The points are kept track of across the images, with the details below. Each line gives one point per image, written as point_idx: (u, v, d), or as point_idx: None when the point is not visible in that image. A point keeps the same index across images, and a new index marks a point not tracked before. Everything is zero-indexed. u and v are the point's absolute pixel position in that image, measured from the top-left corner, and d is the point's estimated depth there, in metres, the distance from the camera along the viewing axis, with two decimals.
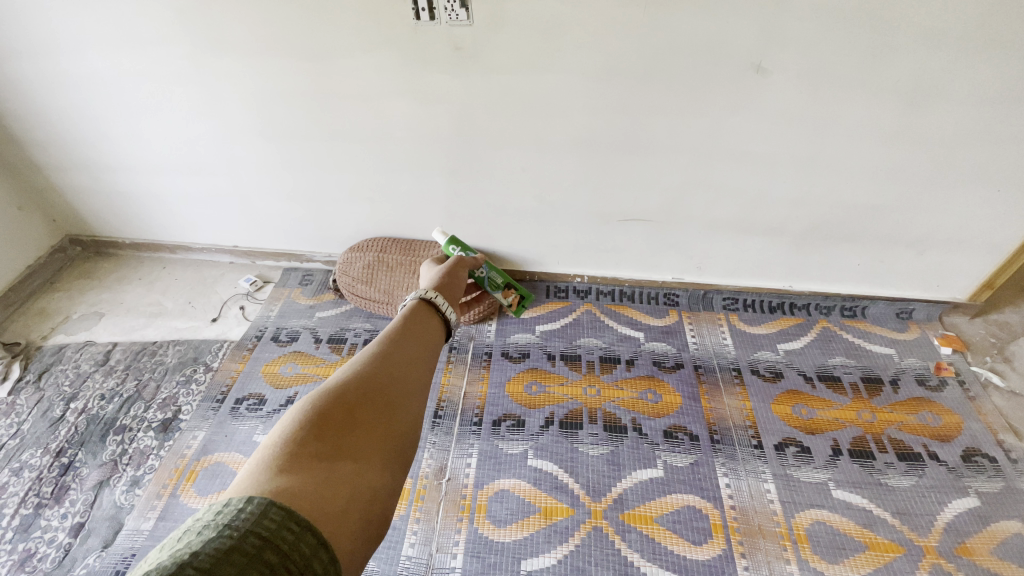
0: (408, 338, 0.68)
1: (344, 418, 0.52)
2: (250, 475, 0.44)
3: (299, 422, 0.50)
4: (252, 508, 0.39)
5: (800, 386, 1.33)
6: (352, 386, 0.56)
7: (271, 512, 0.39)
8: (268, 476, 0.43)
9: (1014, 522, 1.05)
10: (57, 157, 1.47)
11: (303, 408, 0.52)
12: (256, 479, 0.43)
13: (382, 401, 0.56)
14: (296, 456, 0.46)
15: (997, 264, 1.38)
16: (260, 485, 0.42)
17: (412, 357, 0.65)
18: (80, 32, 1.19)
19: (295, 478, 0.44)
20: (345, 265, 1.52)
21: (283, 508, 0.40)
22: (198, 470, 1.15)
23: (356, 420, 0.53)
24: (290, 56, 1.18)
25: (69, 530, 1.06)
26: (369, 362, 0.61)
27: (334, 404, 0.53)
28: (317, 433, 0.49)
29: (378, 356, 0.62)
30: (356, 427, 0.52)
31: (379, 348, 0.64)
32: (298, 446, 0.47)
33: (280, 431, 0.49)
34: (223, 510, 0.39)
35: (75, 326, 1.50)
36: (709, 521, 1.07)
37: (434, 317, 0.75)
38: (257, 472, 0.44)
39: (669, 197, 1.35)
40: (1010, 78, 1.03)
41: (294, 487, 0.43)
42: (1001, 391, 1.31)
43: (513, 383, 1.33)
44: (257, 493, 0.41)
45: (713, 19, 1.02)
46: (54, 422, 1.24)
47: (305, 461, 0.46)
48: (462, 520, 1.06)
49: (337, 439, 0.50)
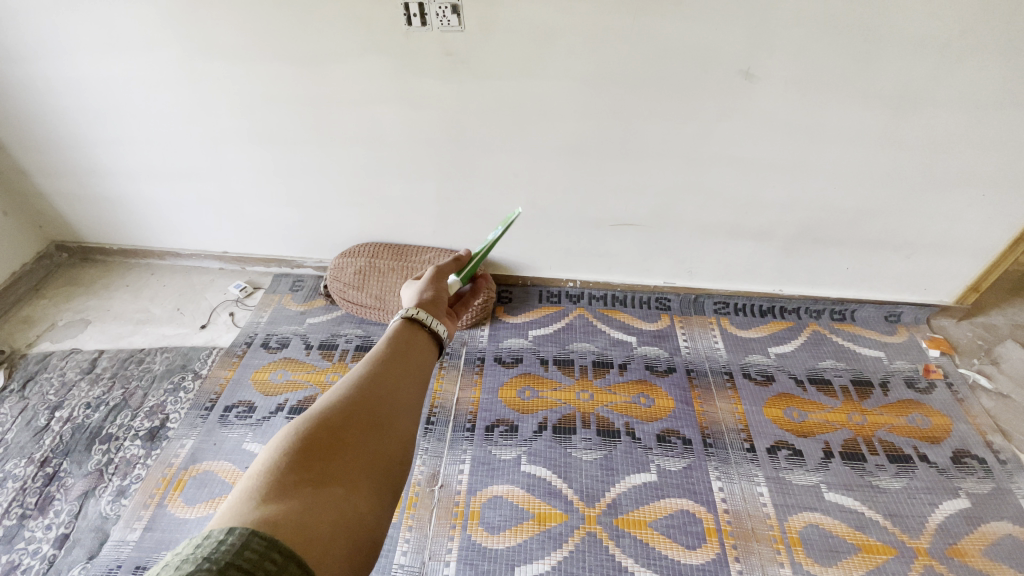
0: (395, 357, 0.66)
1: (330, 441, 0.51)
2: (233, 506, 0.43)
3: (284, 448, 0.49)
4: (232, 540, 0.38)
5: (791, 390, 1.34)
6: (338, 409, 0.55)
7: (253, 543, 0.38)
8: (252, 506, 0.42)
9: (1004, 523, 1.06)
10: (44, 162, 1.46)
11: (287, 434, 0.51)
12: (239, 509, 0.42)
13: (368, 423, 0.55)
14: (281, 483, 0.46)
15: (983, 268, 1.39)
16: (243, 516, 0.41)
17: (400, 376, 0.64)
18: (67, 37, 1.18)
19: (279, 507, 0.43)
20: (336, 270, 1.51)
21: (265, 538, 0.39)
22: (186, 479, 1.13)
23: (343, 443, 0.52)
24: (281, 62, 1.18)
25: (53, 541, 1.03)
26: (357, 383, 0.60)
27: (319, 427, 0.52)
28: (302, 459, 0.49)
29: (365, 375, 0.61)
30: (342, 451, 0.51)
31: (366, 368, 0.63)
32: (283, 473, 0.47)
33: (264, 458, 0.49)
34: (202, 544, 0.38)
35: (61, 334, 1.48)
36: (703, 525, 1.07)
37: (421, 332, 0.74)
38: (240, 502, 0.43)
39: (661, 202, 1.36)
40: (991, 86, 1.05)
41: (278, 516, 0.42)
42: (988, 392, 1.32)
43: (506, 388, 1.33)
44: (239, 524, 0.40)
45: (701, 25, 1.03)
46: (38, 431, 1.22)
47: (289, 488, 0.45)
48: (455, 527, 1.05)
49: (323, 464, 0.49)
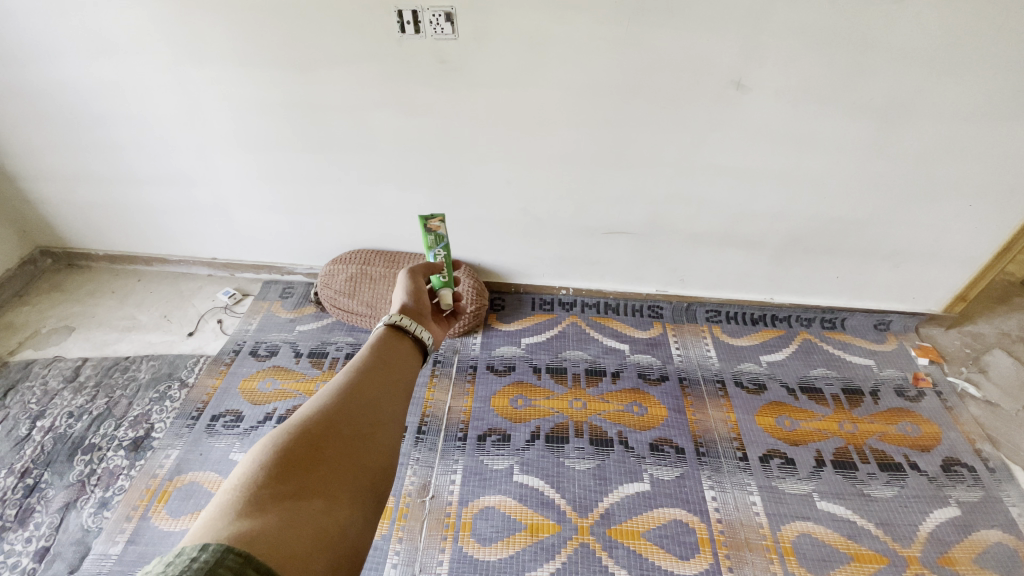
0: (378, 365, 0.65)
1: (310, 454, 0.50)
2: (206, 522, 0.41)
3: (262, 462, 0.48)
4: (205, 557, 0.36)
5: (783, 398, 1.34)
6: (318, 421, 0.54)
7: (228, 559, 0.37)
8: (226, 522, 0.41)
9: (994, 531, 1.07)
10: (29, 166, 1.43)
11: (265, 448, 0.50)
12: (213, 526, 0.41)
13: (350, 433, 0.54)
14: (258, 498, 0.44)
15: (970, 277, 1.41)
16: (217, 533, 0.40)
17: (384, 385, 0.63)
18: (56, 41, 1.17)
19: (256, 522, 0.42)
20: (327, 277, 1.49)
21: (240, 555, 0.38)
22: (170, 490, 1.11)
23: (322, 455, 0.51)
24: (273, 67, 1.17)
25: (34, 555, 1.00)
26: (338, 393, 0.58)
27: (299, 439, 0.51)
28: (281, 472, 0.47)
29: (347, 385, 0.60)
30: (323, 464, 0.50)
31: (348, 377, 0.61)
32: (259, 488, 0.45)
33: (241, 472, 0.47)
34: (173, 561, 0.36)
35: (43, 341, 1.44)
36: (697, 535, 1.06)
37: (404, 341, 0.73)
38: (216, 518, 0.42)
39: (653, 212, 1.37)
40: (977, 98, 1.06)
41: (254, 532, 0.41)
42: (977, 400, 1.33)
43: (499, 397, 1.32)
44: (213, 540, 0.39)
45: (692, 37, 1.04)
46: (18, 441, 1.19)
47: (267, 502, 0.44)
48: (446, 539, 1.04)
49: (302, 477, 0.48)
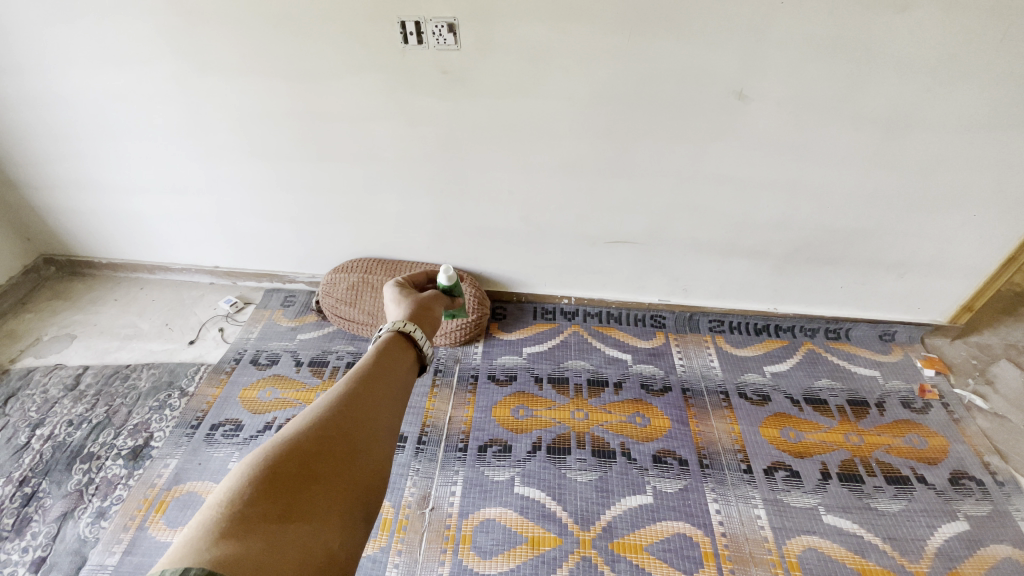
0: (378, 377, 0.65)
1: (300, 472, 0.49)
2: (188, 542, 0.40)
3: (250, 478, 0.47)
4: None
5: (788, 410, 1.32)
6: (311, 437, 0.53)
7: None
8: (208, 543, 0.40)
9: (1003, 546, 1.05)
10: (32, 174, 1.44)
11: (255, 462, 0.49)
12: (196, 547, 0.40)
13: (343, 451, 0.54)
14: (244, 517, 0.43)
15: (975, 288, 1.40)
16: (199, 555, 0.39)
17: (381, 399, 0.62)
18: (61, 52, 1.18)
19: (240, 545, 0.41)
20: (329, 286, 1.49)
21: None
22: (168, 500, 1.10)
23: (313, 474, 0.50)
24: (278, 78, 1.18)
25: (30, 564, 0.99)
26: (334, 406, 0.58)
27: (290, 456, 0.50)
28: (268, 490, 0.46)
29: (343, 397, 0.59)
30: (313, 482, 0.49)
31: (345, 390, 0.61)
32: (245, 506, 0.44)
33: (228, 487, 0.46)
34: None
35: (46, 349, 1.44)
36: (700, 549, 1.04)
37: (408, 351, 0.73)
38: (199, 537, 0.41)
39: (656, 221, 1.36)
40: (980, 109, 1.06)
41: (237, 557, 0.40)
42: (984, 412, 1.31)
43: (500, 408, 1.31)
44: (194, 564, 0.38)
45: (694, 47, 1.04)
46: (18, 449, 1.18)
47: (253, 523, 0.43)
48: (446, 552, 1.02)
49: (291, 497, 0.47)
